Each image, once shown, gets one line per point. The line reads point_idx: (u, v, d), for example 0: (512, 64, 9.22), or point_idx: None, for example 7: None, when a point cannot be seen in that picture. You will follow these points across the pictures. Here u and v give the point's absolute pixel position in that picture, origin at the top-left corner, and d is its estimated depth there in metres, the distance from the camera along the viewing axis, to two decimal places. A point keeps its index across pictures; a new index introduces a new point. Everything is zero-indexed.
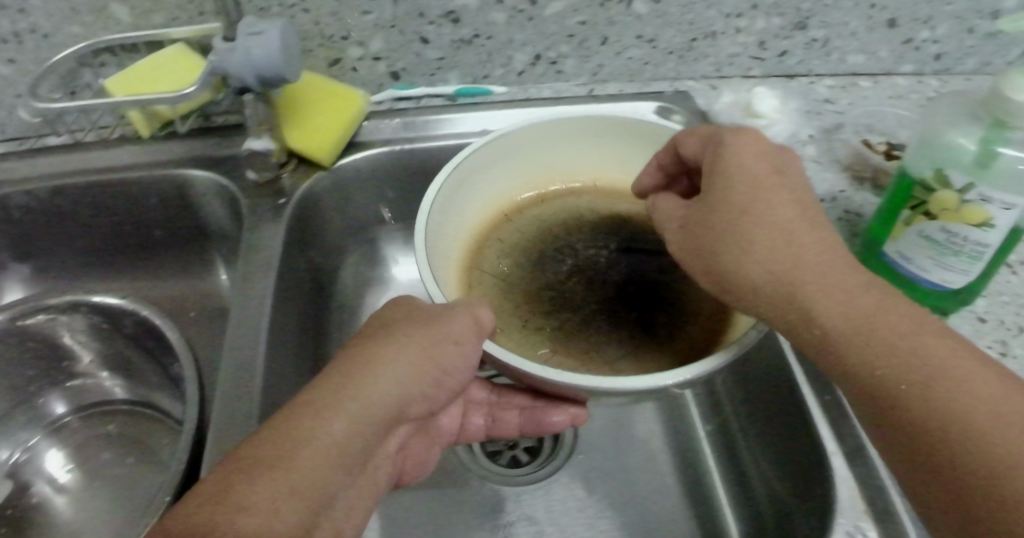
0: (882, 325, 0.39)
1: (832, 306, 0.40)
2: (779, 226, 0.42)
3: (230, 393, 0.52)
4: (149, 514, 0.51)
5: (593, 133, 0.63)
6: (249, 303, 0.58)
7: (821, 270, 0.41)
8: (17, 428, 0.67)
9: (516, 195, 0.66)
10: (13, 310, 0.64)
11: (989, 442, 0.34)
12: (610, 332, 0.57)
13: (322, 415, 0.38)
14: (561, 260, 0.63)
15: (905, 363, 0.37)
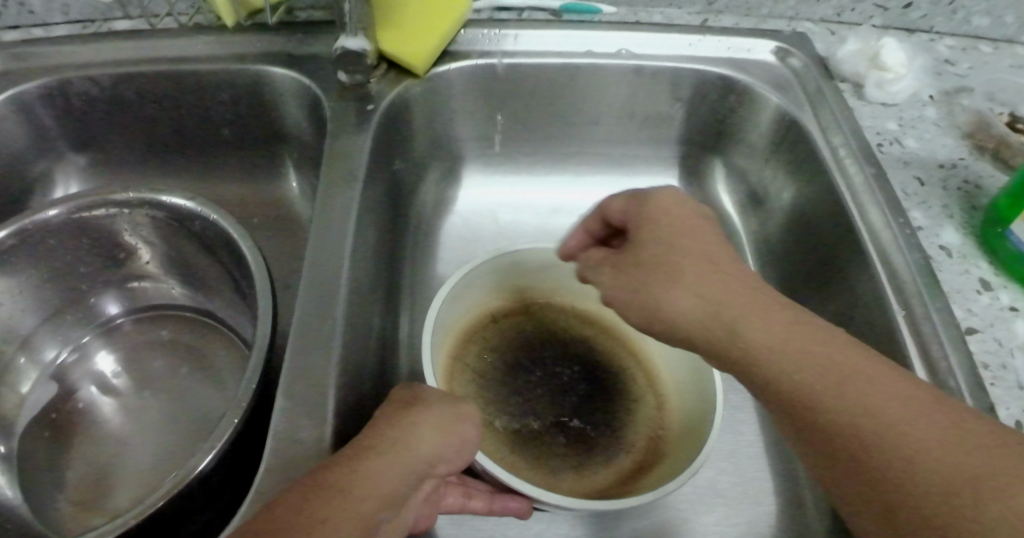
0: (809, 351, 0.37)
1: (764, 345, 0.38)
2: (700, 281, 0.40)
3: (312, 305, 0.47)
4: (219, 433, 0.45)
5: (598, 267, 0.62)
6: (328, 212, 0.52)
7: (758, 326, 0.39)
8: (68, 327, 0.62)
9: (509, 308, 0.64)
10: (73, 202, 0.57)
11: (925, 471, 0.32)
12: (563, 470, 0.56)
13: (347, 474, 0.36)
14: (524, 368, 0.61)
15: (838, 413, 0.35)
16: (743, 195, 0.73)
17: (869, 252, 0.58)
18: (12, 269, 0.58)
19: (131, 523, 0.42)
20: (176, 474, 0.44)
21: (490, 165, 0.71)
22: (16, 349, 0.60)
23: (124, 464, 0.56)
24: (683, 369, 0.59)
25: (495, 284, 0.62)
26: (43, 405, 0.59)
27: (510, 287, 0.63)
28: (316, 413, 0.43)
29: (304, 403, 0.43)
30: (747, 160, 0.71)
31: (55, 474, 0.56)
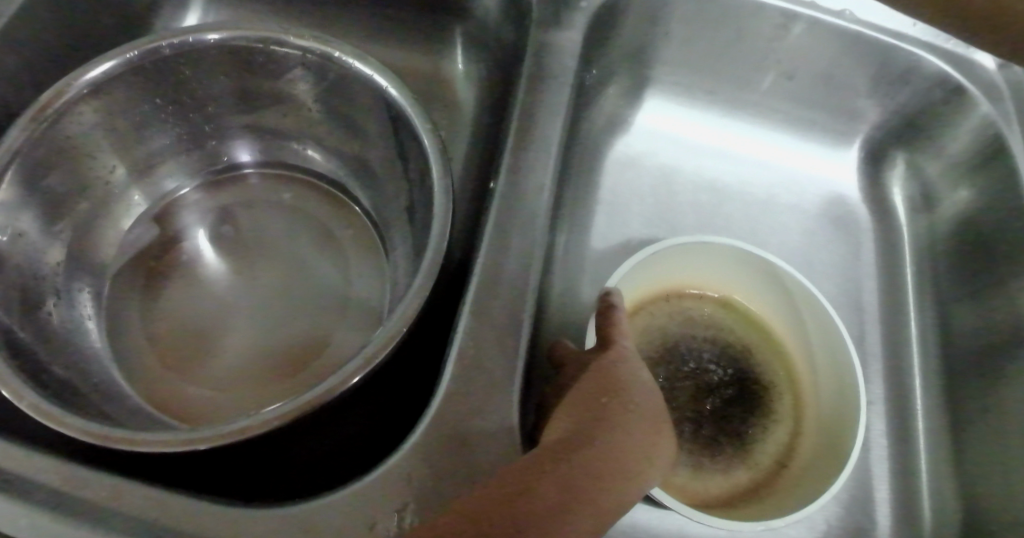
0: None
1: None
2: None
3: (510, 215, 0.40)
4: (383, 342, 0.38)
5: (776, 279, 0.57)
6: (527, 109, 0.44)
7: None
8: (187, 164, 0.56)
9: (677, 293, 0.61)
10: (237, 33, 0.48)
11: None
12: (683, 470, 0.55)
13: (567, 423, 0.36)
14: (675, 358, 0.59)
15: None
16: (913, 194, 0.65)
17: None
18: (142, 93, 0.50)
19: (273, 425, 0.35)
20: (319, 384, 0.36)
21: (664, 92, 0.64)
22: (129, 180, 0.54)
23: (227, 332, 0.51)
24: (825, 407, 0.55)
25: (672, 271, 0.59)
26: (142, 247, 0.54)
27: (685, 276, 0.60)
28: (508, 344, 0.37)
29: (496, 327, 0.37)
30: (932, 163, 0.63)
31: (152, 326, 0.51)
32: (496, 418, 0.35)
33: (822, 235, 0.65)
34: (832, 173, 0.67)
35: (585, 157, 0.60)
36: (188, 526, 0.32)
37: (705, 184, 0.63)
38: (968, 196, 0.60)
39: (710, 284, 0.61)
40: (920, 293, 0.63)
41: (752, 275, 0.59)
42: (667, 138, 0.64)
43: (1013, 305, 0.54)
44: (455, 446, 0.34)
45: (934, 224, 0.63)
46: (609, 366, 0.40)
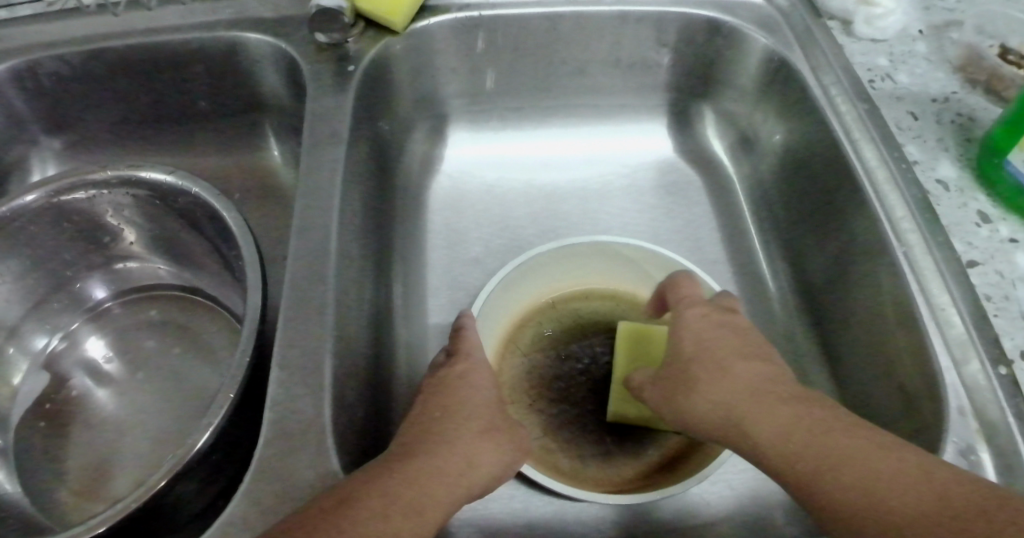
0: (778, 412, 0.40)
1: (768, 435, 0.39)
2: (768, 433, 0.39)
3: (300, 272, 0.46)
4: (213, 413, 0.44)
5: (646, 258, 0.63)
6: (307, 174, 0.50)
7: (788, 437, 0.38)
8: (53, 315, 0.60)
9: (562, 297, 0.65)
10: (48, 188, 0.55)
11: (802, 447, 0.38)
12: (591, 462, 0.58)
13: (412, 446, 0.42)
14: (573, 357, 0.62)
15: (785, 445, 0.38)
16: (733, 139, 0.71)
17: (864, 193, 0.56)
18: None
19: (132, 507, 0.42)
20: (163, 467, 0.43)
21: (475, 119, 0.70)
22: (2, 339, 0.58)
23: (122, 448, 0.55)
24: None
25: (545, 276, 0.64)
26: (37, 395, 0.58)
27: (564, 280, 0.65)
28: (314, 383, 0.41)
29: (301, 372, 0.42)
30: (737, 105, 0.70)
31: (56, 462, 0.55)
32: (312, 451, 0.39)
33: (655, 206, 0.70)
34: (647, 144, 0.73)
35: (411, 201, 0.66)
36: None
37: (532, 190, 0.69)
38: (784, 134, 0.66)
39: (589, 283, 0.66)
40: (760, 225, 0.69)
41: (626, 262, 0.64)
42: (482, 161, 0.70)
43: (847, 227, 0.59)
44: (277, 485, 0.38)
45: (761, 160, 0.69)
46: (455, 386, 0.47)
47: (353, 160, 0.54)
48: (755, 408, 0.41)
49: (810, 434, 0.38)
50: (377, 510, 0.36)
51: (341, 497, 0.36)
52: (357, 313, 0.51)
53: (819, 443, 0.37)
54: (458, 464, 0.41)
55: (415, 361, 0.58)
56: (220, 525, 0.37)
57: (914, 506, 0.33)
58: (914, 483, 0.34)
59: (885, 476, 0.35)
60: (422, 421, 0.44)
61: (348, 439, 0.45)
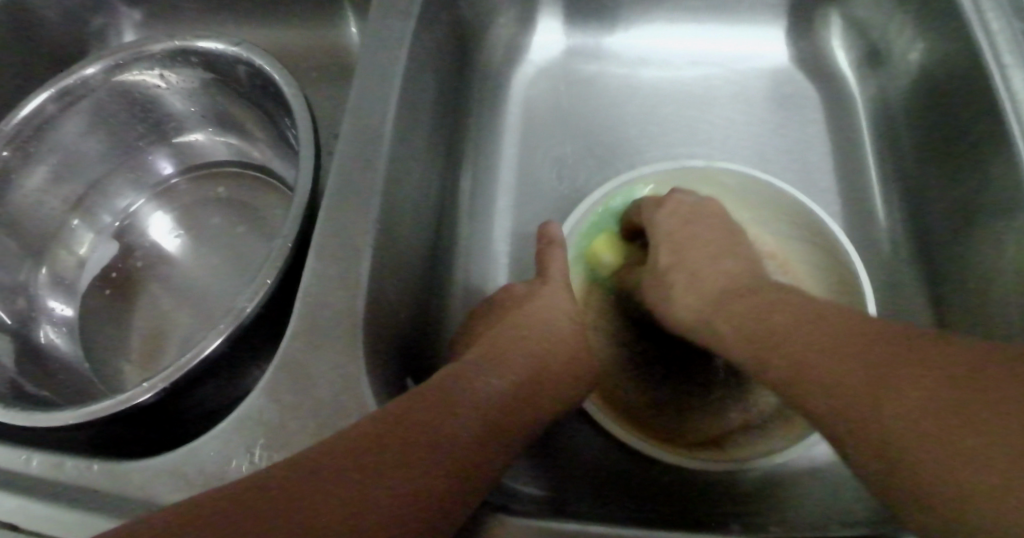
0: (812, 348, 0.34)
1: (801, 362, 0.34)
2: (809, 355, 0.34)
3: (353, 149, 0.43)
4: (252, 295, 0.42)
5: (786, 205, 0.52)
6: (370, 58, 0.46)
7: (818, 367, 0.33)
8: (118, 191, 0.60)
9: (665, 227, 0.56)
10: (112, 60, 0.52)
11: (839, 381, 0.31)
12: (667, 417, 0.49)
13: (475, 372, 0.38)
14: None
15: (816, 377, 0.33)
16: (862, 51, 0.59)
17: (1010, 128, 0.43)
18: (60, 136, 0.54)
19: (158, 388, 0.40)
20: (193, 348, 0.41)
21: (570, 11, 0.60)
22: (66, 211, 0.57)
23: (178, 323, 0.55)
24: None
25: (646, 200, 0.56)
26: (105, 263, 0.59)
27: (671, 209, 0.56)
28: (348, 280, 0.40)
29: (338, 261, 0.41)
30: (871, 13, 0.56)
31: (120, 330, 0.56)
32: (342, 351, 0.38)
33: (761, 120, 0.59)
34: (762, 51, 0.61)
35: (484, 94, 0.59)
36: (78, 481, 0.37)
37: (623, 90, 0.60)
38: (923, 51, 0.52)
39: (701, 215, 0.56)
40: (884, 157, 0.58)
41: (747, 197, 0.54)
42: (573, 57, 0.61)
43: (979, 170, 0.47)
44: (303, 381, 0.38)
45: (892, 80, 0.56)
46: (536, 310, 0.45)
47: (422, 41, 0.49)
48: (784, 338, 0.36)
49: (824, 364, 0.32)
50: (418, 455, 0.31)
51: (393, 417, 0.33)
52: (413, 207, 0.47)
53: (776, 339, 0.36)
54: (525, 398, 0.38)
55: (470, 269, 0.54)
56: (236, 418, 0.37)
57: (861, 385, 0.30)
58: (866, 359, 0.31)
59: (843, 359, 0.32)
60: (486, 347, 0.41)
61: (389, 335, 0.43)
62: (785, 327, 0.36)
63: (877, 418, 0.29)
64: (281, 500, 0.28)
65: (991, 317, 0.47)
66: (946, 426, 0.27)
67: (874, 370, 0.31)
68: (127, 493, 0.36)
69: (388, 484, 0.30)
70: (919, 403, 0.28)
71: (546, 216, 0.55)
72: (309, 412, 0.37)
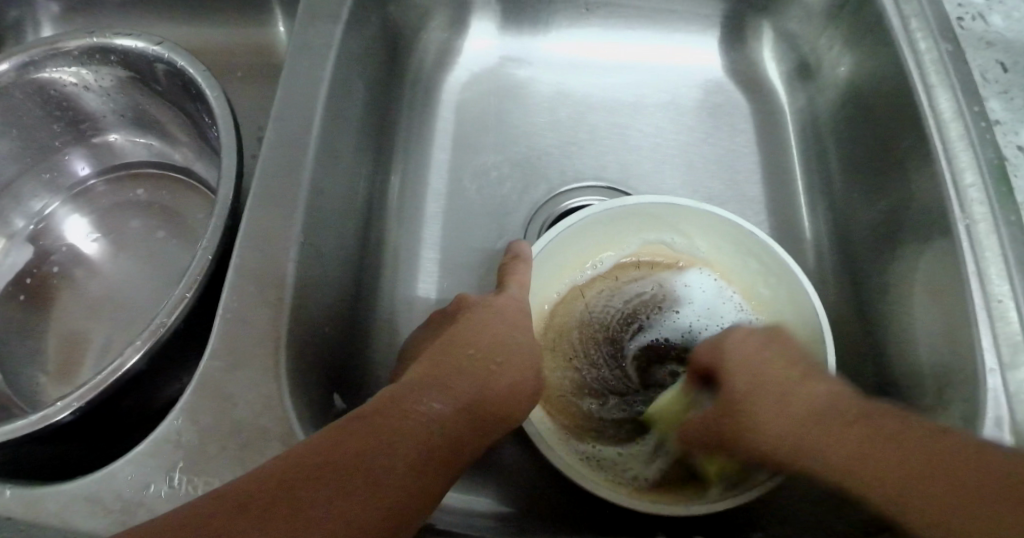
0: (798, 401, 0.36)
1: (770, 405, 0.36)
2: (759, 389, 0.37)
3: (276, 161, 0.42)
4: (169, 311, 0.41)
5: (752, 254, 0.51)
6: (295, 65, 0.44)
7: (792, 414, 0.35)
8: (32, 194, 0.57)
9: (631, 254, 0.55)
10: (24, 56, 0.49)
11: (817, 430, 0.34)
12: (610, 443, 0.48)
13: (415, 402, 0.36)
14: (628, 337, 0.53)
15: (791, 427, 0.35)
16: (792, 64, 0.60)
17: (932, 145, 0.45)
18: None
19: (74, 406, 0.39)
20: (112, 364, 0.40)
21: (506, 16, 0.60)
22: None
23: (99, 331, 0.53)
24: None
25: (609, 231, 0.52)
26: (19, 268, 0.56)
27: (637, 239, 0.54)
28: (271, 297, 0.39)
29: (259, 277, 0.40)
30: (802, 26, 0.58)
31: (35, 340, 0.53)
32: (269, 384, 0.37)
33: (694, 128, 0.60)
34: (697, 59, 0.62)
35: (419, 99, 0.58)
36: None
37: (558, 96, 0.59)
38: (853, 63, 0.53)
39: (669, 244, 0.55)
40: (811, 167, 0.59)
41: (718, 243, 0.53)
42: (510, 61, 0.60)
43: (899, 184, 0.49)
44: (223, 405, 0.37)
45: (821, 93, 0.58)
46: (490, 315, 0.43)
47: (351, 46, 0.48)
48: (745, 377, 0.38)
49: (806, 419, 0.35)
50: (330, 469, 0.31)
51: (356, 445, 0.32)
52: (339, 217, 0.46)
53: (755, 394, 0.37)
54: (478, 418, 0.37)
55: (405, 278, 0.53)
56: (154, 441, 0.36)
57: (845, 454, 0.33)
58: (846, 427, 0.34)
59: (832, 433, 0.34)
60: (435, 368, 0.39)
61: (314, 350, 0.42)
62: (777, 360, 0.38)
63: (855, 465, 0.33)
64: (274, 492, 0.30)
65: (907, 329, 0.48)
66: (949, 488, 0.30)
67: (871, 440, 0.33)
68: (35, 520, 0.35)
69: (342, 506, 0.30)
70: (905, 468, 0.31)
71: (482, 223, 0.55)
72: (229, 435, 0.36)
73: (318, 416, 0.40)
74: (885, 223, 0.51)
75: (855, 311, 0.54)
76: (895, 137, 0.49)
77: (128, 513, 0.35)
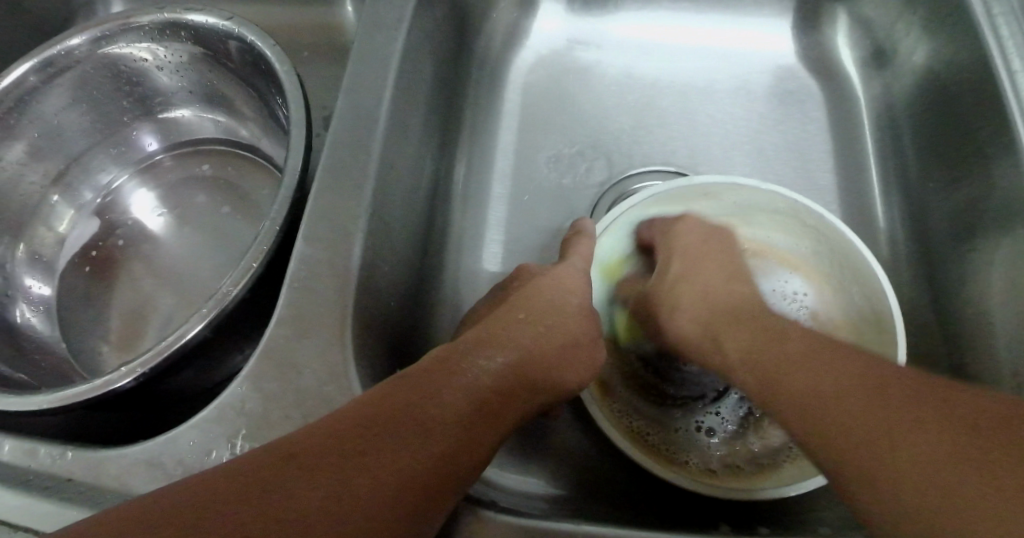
0: (824, 367, 0.33)
1: (808, 369, 0.33)
2: (806, 363, 0.34)
3: (347, 133, 0.42)
4: (235, 280, 0.41)
5: (821, 236, 0.49)
6: (368, 39, 0.44)
7: (815, 382, 0.32)
8: (99, 167, 0.58)
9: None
10: (98, 31, 0.50)
11: (838, 401, 0.31)
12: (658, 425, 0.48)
13: (450, 370, 0.35)
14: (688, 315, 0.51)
15: (827, 388, 0.32)
16: (868, 50, 0.58)
17: (1015, 133, 0.43)
18: (42, 110, 0.52)
19: (138, 373, 0.39)
20: (175, 332, 0.40)
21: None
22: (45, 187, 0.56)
23: (160, 304, 0.54)
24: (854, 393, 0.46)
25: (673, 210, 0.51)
26: (85, 240, 0.57)
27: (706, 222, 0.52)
28: (339, 265, 0.39)
29: (328, 246, 0.39)
30: (881, 11, 0.55)
31: (99, 309, 0.54)
32: (335, 349, 0.37)
33: (762, 115, 0.58)
34: (767, 44, 0.60)
35: (482, 80, 0.58)
36: (52, 468, 0.36)
37: (621, 79, 0.58)
38: (936, 48, 0.51)
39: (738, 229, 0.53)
40: (885, 157, 0.57)
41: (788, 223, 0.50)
42: (574, 43, 0.59)
43: (988, 174, 0.46)
44: (289, 371, 0.37)
45: (899, 81, 0.56)
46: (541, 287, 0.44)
47: (421, 22, 0.47)
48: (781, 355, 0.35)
49: (829, 394, 0.31)
50: (307, 437, 0.30)
51: (398, 400, 0.32)
52: (406, 194, 0.46)
53: (790, 360, 0.34)
54: (517, 384, 0.37)
55: (464, 260, 0.52)
56: (218, 407, 0.36)
57: (861, 418, 0.29)
58: (869, 398, 0.30)
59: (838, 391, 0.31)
60: (490, 330, 0.39)
61: (379, 323, 0.42)
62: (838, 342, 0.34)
63: (876, 448, 0.28)
64: (261, 471, 0.28)
65: (992, 326, 0.46)
66: (919, 431, 0.28)
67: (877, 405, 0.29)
68: (102, 482, 0.35)
69: (389, 459, 0.29)
70: (920, 440, 0.27)
71: (543, 206, 0.54)
72: (293, 404, 0.36)
73: (381, 389, 0.40)
74: (969, 216, 0.49)
75: (932, 307, 0.52)
76: (983, 124, 0.47)
77: (192, 476, 0.35)
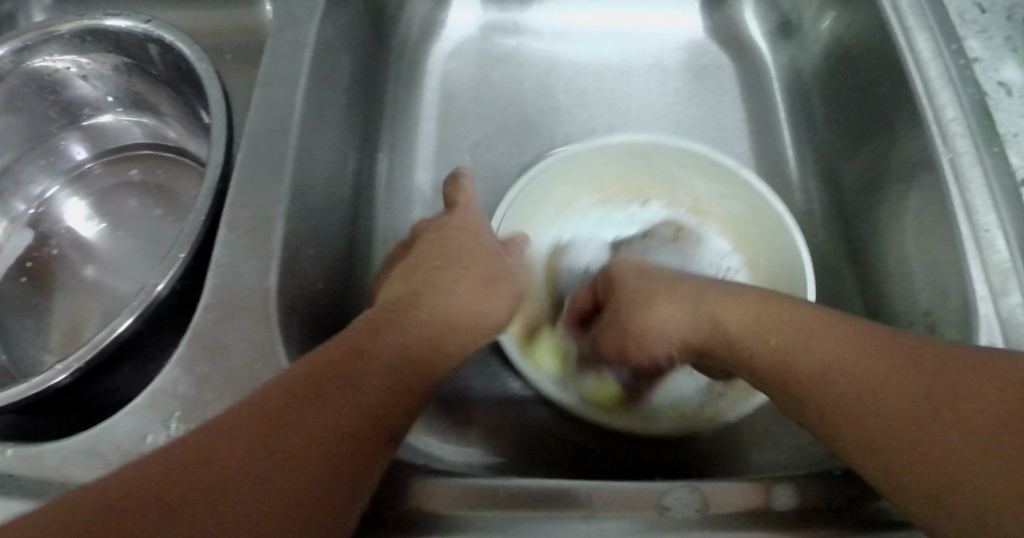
0: (805, 340, 0.33)
1: (786, 341, 0.34)
2: (780, 332, 0.34)
3: (265, 124, 0.43)
4: (162, 272, 0.42)
5: (737, 197, 0.54)
6: (282, 33, 0.46)
7: (803, 354, 0.33)
8: (29, 178, 0.58)
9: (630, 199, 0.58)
10: (19, 41, 0.51)
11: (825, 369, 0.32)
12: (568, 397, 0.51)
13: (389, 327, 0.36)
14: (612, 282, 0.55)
15: (815, 362, 0.32)
16: (773, 21, 0.61)
17: (912, 85, 0.46)
18: None
19: (73, 368, 0.40)
20: (105, 327, 0.41)
21: None
22: None
23: (99, 309, 0.54)
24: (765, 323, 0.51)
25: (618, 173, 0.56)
26: (20, 252, 0.57)
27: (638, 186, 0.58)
28: (261, 249, 0.40)
29: (250, 232, 0.40)
30: None
31: (39, 318, 0.54)
32: (258, 331, 0.38)
33: (677, 89, 0.61)
34: (678, 21, 0.62)
35: (405, 70, 0.59)
36: None
37: (541, 62, 0.60)
38: (833, 14, 0.54)
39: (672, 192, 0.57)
40: (794, 121, 0.60)
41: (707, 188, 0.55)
42: (492, 29, 0.61)
43: (885, 129, 0.49)
44: (214, 353, 0.38)
45: (804, 48, 0.59)
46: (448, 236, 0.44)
47: (337, 14, 0.49)
48: (752, 333, 0.36)
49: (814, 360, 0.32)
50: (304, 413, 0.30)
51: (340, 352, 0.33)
52: (330, 180, 0.47)
53: (759, 330, 0.35)
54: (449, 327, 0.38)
55: (397, 245, 0.54)
56: (150, 394, 0.37)
57: (859, 387, 0.30)
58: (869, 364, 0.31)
59: (830, 355, 0.32)
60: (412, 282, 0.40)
61: (307, 305, 0.43)
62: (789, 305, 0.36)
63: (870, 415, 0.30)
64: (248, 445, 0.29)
65: (898, 270, 0.49)
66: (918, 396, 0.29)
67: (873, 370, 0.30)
68: (38, 475, 0.36)
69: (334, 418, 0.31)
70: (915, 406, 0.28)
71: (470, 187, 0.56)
72: (222, 384, 0.37)
73: None
74: (871, 168, 0.52)
75: (846, 258, 0.55)
76: (876, 82, 0.50)
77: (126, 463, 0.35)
